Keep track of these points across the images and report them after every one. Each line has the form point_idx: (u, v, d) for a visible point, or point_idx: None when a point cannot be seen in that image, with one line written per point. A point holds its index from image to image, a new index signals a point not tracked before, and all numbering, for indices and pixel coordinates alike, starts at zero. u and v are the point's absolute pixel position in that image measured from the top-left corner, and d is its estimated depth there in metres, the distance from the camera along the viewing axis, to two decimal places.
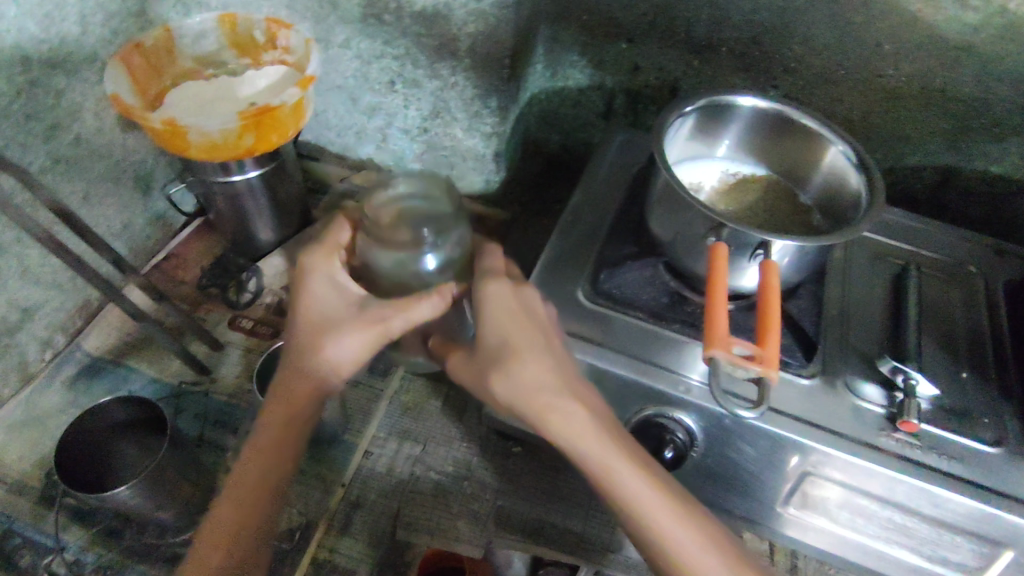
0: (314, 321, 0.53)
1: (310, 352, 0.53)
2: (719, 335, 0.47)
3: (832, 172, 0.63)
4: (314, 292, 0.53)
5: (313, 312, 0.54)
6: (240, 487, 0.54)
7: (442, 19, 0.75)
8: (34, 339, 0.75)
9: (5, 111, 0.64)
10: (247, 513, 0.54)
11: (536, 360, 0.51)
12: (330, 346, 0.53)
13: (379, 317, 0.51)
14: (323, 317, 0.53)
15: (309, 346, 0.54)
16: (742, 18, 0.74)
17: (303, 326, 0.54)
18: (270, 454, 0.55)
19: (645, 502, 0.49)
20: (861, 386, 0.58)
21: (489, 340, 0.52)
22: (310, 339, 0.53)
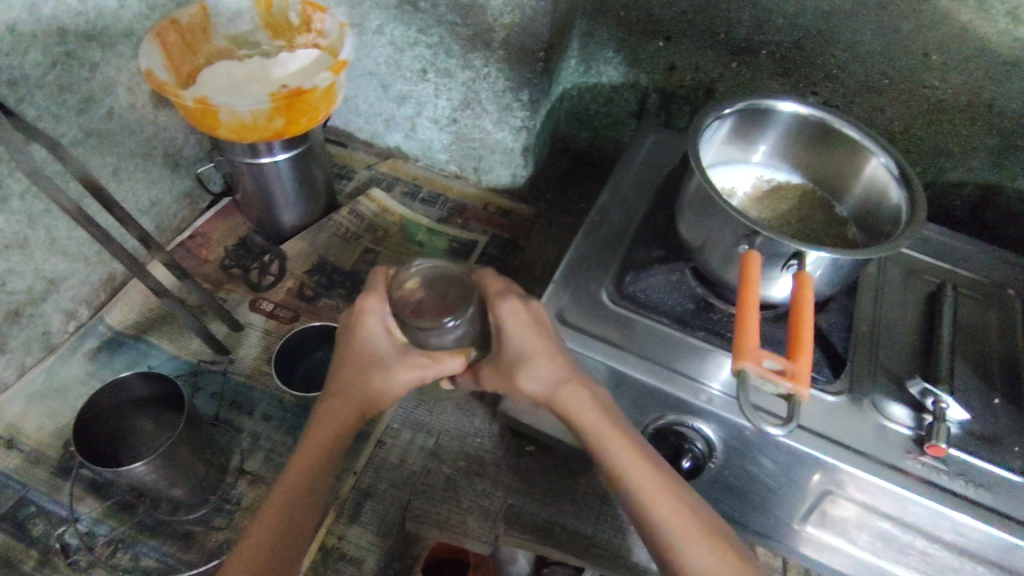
0: (363, 358, 0.55)
1: (359, 383, 0.55)
2: (750, 346, 0.46)
3: (871, 184, 0.61)
4: (367, 329, 0.55)
5: (361, 348, 0.55)
6: (280, 495, 0.52)
7: (478, 8, 0.74)
8: (58, 311, 0.76)
9: (40, 81, 0.64)
10: (286, 520, 0.51)
11: (549, 366, 0.54)
12: (379, 381, 0.54)
13: (415, 368, 0.54)
14: (371, 355, 0.55)
15: (357, 377, 0.55)
16: (785, 21, 0.72)
17: (350, 361, 0.56)
18: (314, 468, 0.53)
19: (671, 526, 0.49)
20: (888, 406, 0.56)
21: (506, 350, 0.55)
22: (356, 371, 0.55)
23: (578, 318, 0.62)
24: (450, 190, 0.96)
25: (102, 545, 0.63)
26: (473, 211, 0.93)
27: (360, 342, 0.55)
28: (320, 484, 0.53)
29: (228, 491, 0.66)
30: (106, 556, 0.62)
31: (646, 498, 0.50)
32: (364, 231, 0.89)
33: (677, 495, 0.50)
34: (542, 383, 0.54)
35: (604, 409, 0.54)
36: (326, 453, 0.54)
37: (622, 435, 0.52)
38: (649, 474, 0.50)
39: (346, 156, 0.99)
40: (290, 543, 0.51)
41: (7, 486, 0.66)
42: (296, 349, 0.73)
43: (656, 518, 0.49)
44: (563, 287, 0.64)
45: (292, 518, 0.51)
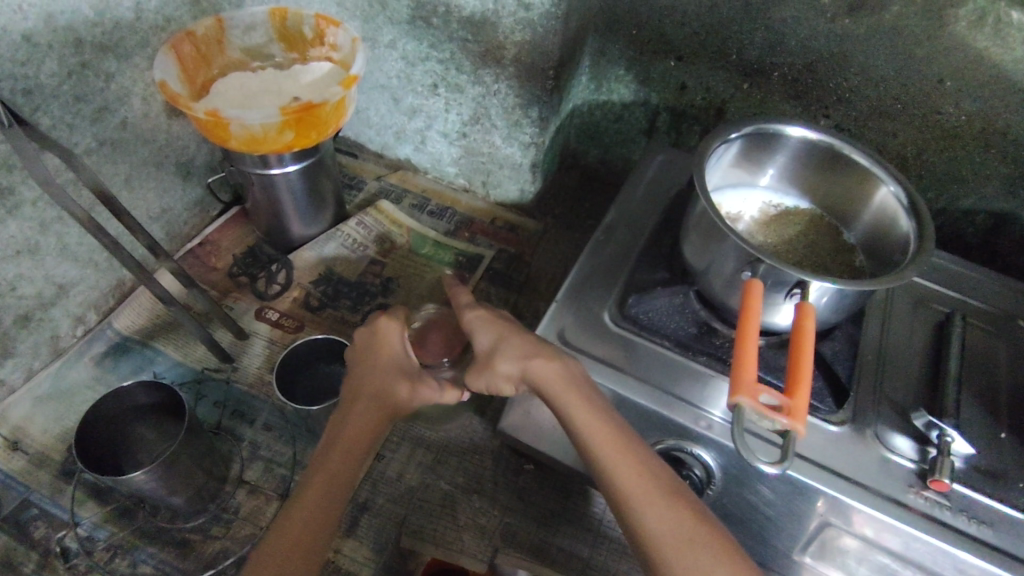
0: (390, 368, 0.61)
1: (384, 393, 0.59)
2: (746, 381, 0.44)
3: (880, 212, 0.60)
4: (391, 346, 0.62)
5: (384, 363, 0.61)
6: (301, 506, 0.53)
7: (490, 26, 0.74)
8: (68, 315, 0.76)
9: (55, 91, 0.65)
10: (305, 529, 0.51)
11: (526, 346, 0.59)
12: (404, 393, 0.60)
13: (431, 389, 0.62)
14: (398, 369, 0.61)
15: (384, 387, 0.60)
16: (797, 43, 0.72)
17: (377, 372, 0.61)
18: (330, 478, 0.54)
19: (672, 548, 0.48)
20: (892, 437, 0.56)
21: (482, 344, 0.61)
22: (378, 375, 0.60)
23: (578, 339, 0.62)
24: (458, 204, 0.96)
25: (101, 550, 0.64)
26: (480, 224, 0.94)
27: (383, 356, 0.62)
28: (338, 494, 0.54)
29: (227, 500, 0.67)
30: (105, 561, 0.63)
31: (647, 512, 0.49)
32: (371, 243, 0.89)
33: (685, 520, 0.49)
34: (518, 366, 0.58)
35: (608, 423, 0.54)
36: (347, 464, 0.56)
37: (625, 455, 0.52)
38: (645, 480, 0.51)
39: (357, 167, 1.00)
40: (308, 557, 0.50)
41: (11, 489, 0.67)
42: (299, 359, 0.74)
43: (658, 545, 0.48)
44: (565, 307, 0.64)
45: (313, 528, 0.51)
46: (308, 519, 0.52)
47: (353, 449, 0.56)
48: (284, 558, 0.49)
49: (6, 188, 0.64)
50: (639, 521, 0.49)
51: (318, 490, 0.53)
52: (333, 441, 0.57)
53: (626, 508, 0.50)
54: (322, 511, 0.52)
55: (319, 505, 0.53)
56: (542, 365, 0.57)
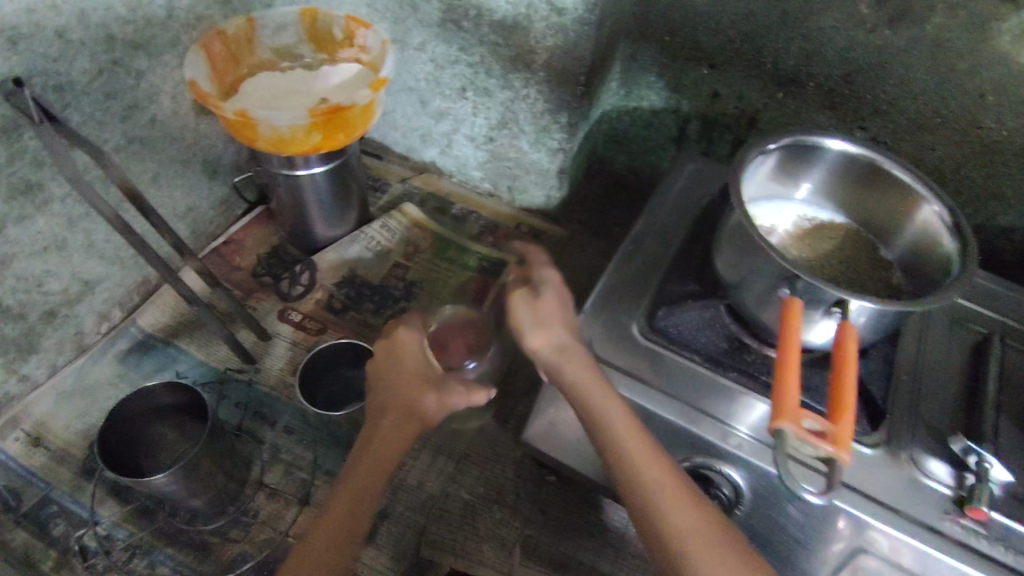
0: (416, 379, 0.60)
1: (412, 404, 0.58)
2: (789, 406, 0.43)
3: (918, 230, 0.59)
4: (414, 357, 0.61)
5: (410, 371, 0.60)
6: (328, 519, 0.52)
7: (521, 30, 0.73)
8: (92, 312, 0.76)
9: (86, 88, 0.65)
10: (331, 543, 0.51)
11: (561, 338, 0.58)
12: (433, 403, 0.59)
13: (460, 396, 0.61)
14: (424, 377, 0.60)
15: (410, 399, 0.58)
16: (834, 53, 0.70)
17: (402, 381, 0.59)
18: (360, 488, 0.54)
19: (694, 545, 0.47)
20: (928, 461, 0.54)
21: (548, 300, 0.61)
22: (407, 385, 0.59)
23: (605, 352, 0.61)
24: (482, 208, 0.95)
25: (120, 550, 0.63)
26: (505, 230, 0.93)
27: (407, 365, 0.60)
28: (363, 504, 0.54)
29: (247, 503, 0.66)
30: (123, 561, 0.63)
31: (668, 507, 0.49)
32: (395, 245, 0.89)
33: (711, 532, 0.48)
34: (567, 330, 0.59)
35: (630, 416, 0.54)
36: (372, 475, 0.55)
37: (657, 459, 0.51)
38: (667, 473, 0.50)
39: (382, 169, 0.99)
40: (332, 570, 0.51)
41: (32, 485, 0.67)
42: (321, 362, 0.73)
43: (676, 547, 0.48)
44: (592, 319, 0.63)
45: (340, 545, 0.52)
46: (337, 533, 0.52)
47: (381, 461, 0.56)
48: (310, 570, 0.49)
49: (36, 184, 0.64)
50: (661, 514, 0.49)
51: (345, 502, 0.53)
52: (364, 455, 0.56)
53: (647, 501, 0.49)
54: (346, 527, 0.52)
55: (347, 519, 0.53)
56: (573, 352, 0.57)
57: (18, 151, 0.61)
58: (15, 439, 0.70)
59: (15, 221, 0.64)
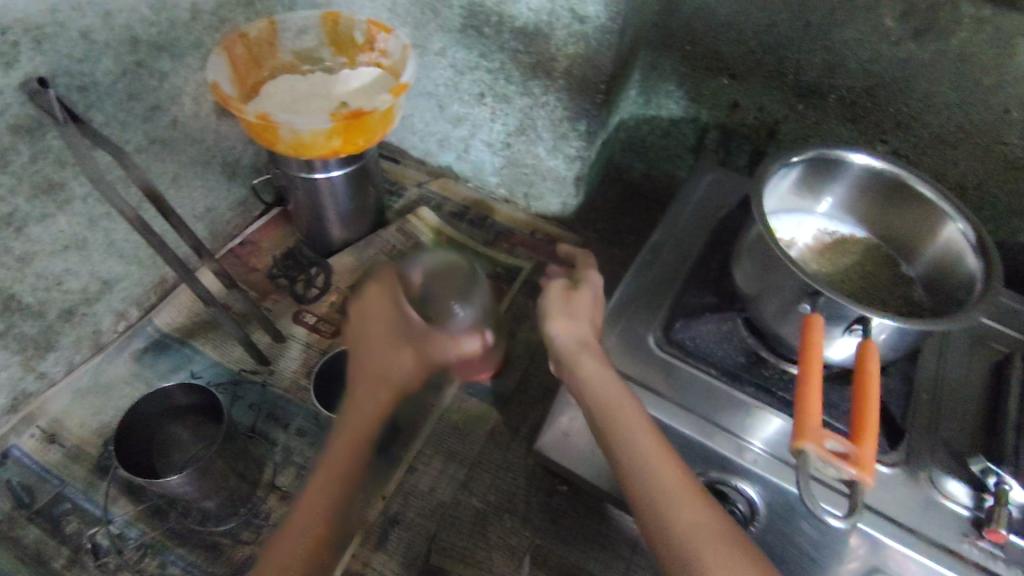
0: (385, 332, 0.62)
1: (384, 362, 0.60)
2: (811, 425, 0.42)
3: (942, 247, 0.58)
4: (383, 309, 0.64)
5: (382, 324, 0.63)
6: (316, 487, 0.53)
7: (542, 37, 0.73)
8: (110, 310, 0.77)
9: (110, 88, 0.65)
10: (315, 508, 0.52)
11: (582, 333, 0.61)
12: (405, 358, 0.61)
13: (437, 345, 0.64)
14: (399, 331, 0.63)
15: (385, 359, 0.60)
16: (857, 66, 0.70)
17: (376, 336, 0.62)
18: (349, 457, 0.54)
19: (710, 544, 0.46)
20: (947, 482, 0.53)
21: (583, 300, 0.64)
22: (380, 340, 0.62)
23: (621, 364, 0.60)
24: (498, 213, 0.95)
25: (132, 549, 0.64)
26: (520, 237, 0.93)
27: (379, 316, 0.64)
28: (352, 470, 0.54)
29: (259, 505, 0.66)
30: (135, 560, 0.63)
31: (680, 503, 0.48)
32: (410, 249, 0.89)
33: (726, 541, 0.46)
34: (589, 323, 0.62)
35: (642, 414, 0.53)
36: (354, 449, 0.55)
37: (673, 463, 0.50)
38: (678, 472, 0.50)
39: (398, 173, 0.99)
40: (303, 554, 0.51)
41: (46, 481, 0.68)
42: (336, 365, 0.73)
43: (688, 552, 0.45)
44: (608, 329, 0.63)
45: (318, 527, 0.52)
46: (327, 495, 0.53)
47: (365, 425, 0.56)
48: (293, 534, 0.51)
49: (57, 184, 0.64)
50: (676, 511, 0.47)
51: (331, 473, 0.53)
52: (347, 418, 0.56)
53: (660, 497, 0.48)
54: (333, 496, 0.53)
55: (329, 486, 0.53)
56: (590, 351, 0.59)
57: (41, 151, 0.61)
58: (30, 436, 0.70)
59: (37, 220, 0.64)
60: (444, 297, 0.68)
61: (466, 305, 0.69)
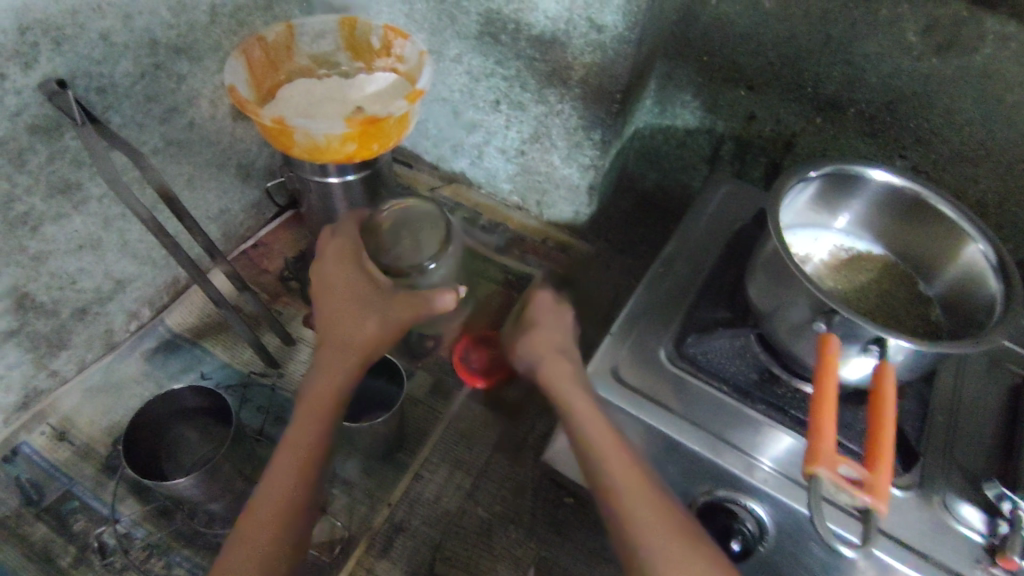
0: (348, 297, 0.61)
1: (349, 328, 0.59)
2: (825, 451, 0.42)
3: (962, 268, 0.57)
4: (346, 273, 0.62)
5: (344, 289, 0.61)
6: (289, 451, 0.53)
7: (559, 45, 0.72)
8: (122, 310, 0.77)
9: (128, 91, 0.66)
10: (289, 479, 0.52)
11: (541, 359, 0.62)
12: (373, 324, 0.60)
13: (403, 306, 0.61)
14: (360, 294, 0.61)
15: (348, 326, 0.59)
16: (877, 80, 0.69)
17: (338, 306, 0.60)
18: (317, 419, 0.55)
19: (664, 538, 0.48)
20: (959, 506, 0.51)
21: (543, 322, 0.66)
22: (344, 303, 0.60)
23: (632, 377, 0.59)
24: (510, 220, 0.95)
25: (138, 550, 0.64)
26: (532, 244, 0.93)
27: (341, 280, 0.62)
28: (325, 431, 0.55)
29: None
30: (141, 560, 0.63)
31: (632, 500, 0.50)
32: None
33: (681, 542, 0.48)
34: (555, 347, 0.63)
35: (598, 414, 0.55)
36: (312, 429, 0.54)
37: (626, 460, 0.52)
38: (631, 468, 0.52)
39: (411, 177, 0.99)
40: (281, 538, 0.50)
41: (54, 479, 0.68)
42: None
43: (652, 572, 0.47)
44: (619, 341, 0.62)
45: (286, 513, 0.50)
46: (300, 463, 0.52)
47: (333, 388, 0.57)
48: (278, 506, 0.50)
49: (74, 184, 0.65)
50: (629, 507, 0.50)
51: (302, 438, 0.54)
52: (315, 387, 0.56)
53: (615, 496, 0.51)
54: (309, 462, 0.53)
55: (307, 455, 0.53)
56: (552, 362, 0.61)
57: (58, 151, 0.62)
58: (41, 433, 0.71)
59: (53, 219, 0.65)
60: (415, 251, 0.70)
61: (439, 257, 0.70)
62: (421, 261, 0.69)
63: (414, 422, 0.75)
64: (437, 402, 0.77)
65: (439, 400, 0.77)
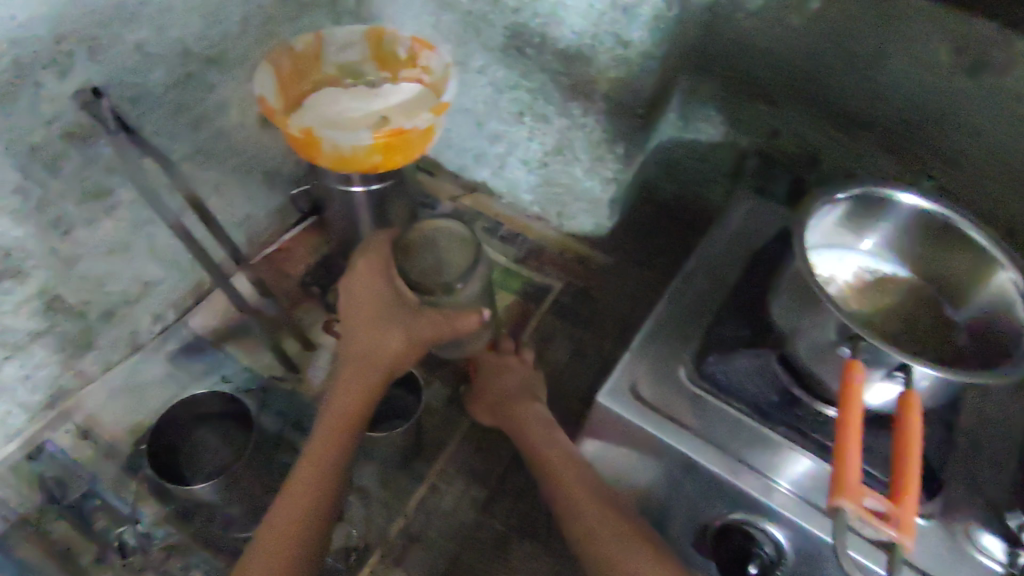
0: (374, 313, 0.64)
1: (372, 344, 0.63)
2: (850, 482, 0.41)
3: (990, 296, 0.56)
4: (375, 292, 0.65)
5: (371, 306, 0.65)
6: (310, 462, 0.56)
7: (584, 60, 0.72)
8: (148, 313, 0.78)
9: (160, 100, 0.67)
10: (308, 491, 0.54)
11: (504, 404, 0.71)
12: (398, 341, 0.63)
13: (425, 322, 0.63)
14: (385, 310, 0.64)
15: (371, 344, 0.63)
16: (903, 98, 0.67)
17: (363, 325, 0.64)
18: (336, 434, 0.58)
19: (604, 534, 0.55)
20: (981, 536, 0.50)
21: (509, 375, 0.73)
22: (370, 321, 0.64)
23: (651, 395, 0.60)
24: (529, 231, 0.96)
25: (157, 551, 0.65)
26: (551, 255, 0.94)
27: (369, 299, 0.65)
28: (342, 443, 0.57)
29: None
30: (160, 561, 0.65)
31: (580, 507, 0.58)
32: None
33: (622, 539, 0.54)
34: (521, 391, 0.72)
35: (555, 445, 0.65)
36: (332, 447, 0.57)
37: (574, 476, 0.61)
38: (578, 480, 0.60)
39: (432, 184, 1.00)
40: (290, 549, 0.50)
41: (78, 477, 0.70)
42: None
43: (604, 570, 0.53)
44: (639, 357, 0.62)
45: (300, 526, 0.52)
46: (318, 473, 0.55)
47: (352, 404, 0.60)
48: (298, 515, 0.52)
49: (105, 190, 0.66)
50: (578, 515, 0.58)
51: (322, 449, 0.57)
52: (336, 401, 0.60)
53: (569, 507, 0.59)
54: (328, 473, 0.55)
55: (323, 462, 0.56)
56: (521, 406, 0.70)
57: (91, 158, 0.63)
58: (66, 432, 0.73)
59: (84, 224, 0.66)
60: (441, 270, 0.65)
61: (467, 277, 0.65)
62: (449, 282, 0.64)
63: (430, 432, 0.75)
64: (453, 412, 0.77)
65: (455, 410, 0.77)
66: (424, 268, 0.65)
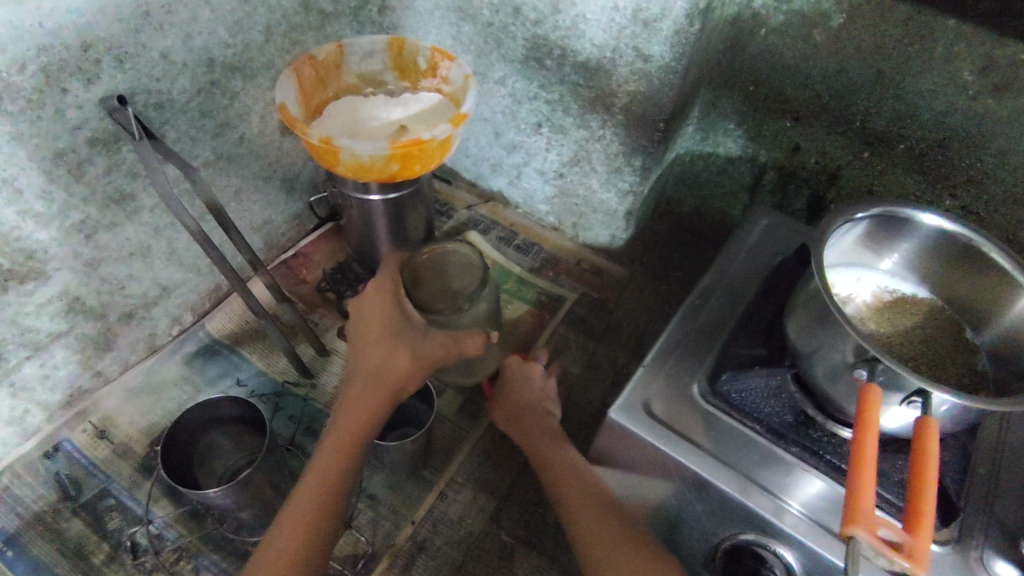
0: (384, 334, 0.63)
1: (382, 364, 0.61)
2: (863, 512, 0.41)
3: (1013, 320, 0.55)
4: (385, 312, 0.64)
5: (382, 326, 0.63)
6: (319, 470, 0.55)
7: (605, 72, 0.73)
8: (166, 315, 0.79)
9: (184, 106, 0.68)
10: (315, 501, 0.53)
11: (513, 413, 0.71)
12: (406, 363, 0.62)
13: (434, 346, 0.63)
14: (395, 331, 0.63)
15: (381, 363, 0.61)
16: (930, 118, 0.66)
17: (373, 346, 0.62)
18: (345, 444, 0.57)
19: (599, 538, 0.56)
20: (995, 563, 0.48)
21: (526, 390, 0.72)
22: (380, 341, 0.63)
23: (664, 411, 0.59)
24: (545, 241, 0.96)
25: (168, 551, 0.66)
26: (566, 266, 0.94)
27: (379, 319, 0.64)
28: (351, 453, 0.56)
29: None
30: (170, 562, 0.66)
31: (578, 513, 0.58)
32: None
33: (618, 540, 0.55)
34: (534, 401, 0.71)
35: (566, 456, 0.65)
36: (337, 464, 0.56)
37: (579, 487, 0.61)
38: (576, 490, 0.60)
39: (449, 194, 1.01)
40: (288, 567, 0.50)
41: (93, 476, 0.71)
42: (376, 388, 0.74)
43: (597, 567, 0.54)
44: (652, 374, 0.61)
45: (299, 548, 0.51)
46: (326, 482, 0.54)
47: (362, 415, 0.58)
48: (306, 525, 0.52)
49: (128, 194, 0.67)
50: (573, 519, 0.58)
51: (332, 457, 0.56)
52: (346, 411, 0.59)
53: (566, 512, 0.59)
54: (337, 481, 0.55)
55: (332, 471, 0.55)
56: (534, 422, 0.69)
57: (115, 163, 0.64)
58: (83, 430, 0.74)
59: (107, 228, 0.67)
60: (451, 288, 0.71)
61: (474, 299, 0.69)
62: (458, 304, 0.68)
63: (440, 441, 0.75)
64: (465, 421, 0.77)
65: (467, 419, 0.77)
66: (433, 291, 0.70)
